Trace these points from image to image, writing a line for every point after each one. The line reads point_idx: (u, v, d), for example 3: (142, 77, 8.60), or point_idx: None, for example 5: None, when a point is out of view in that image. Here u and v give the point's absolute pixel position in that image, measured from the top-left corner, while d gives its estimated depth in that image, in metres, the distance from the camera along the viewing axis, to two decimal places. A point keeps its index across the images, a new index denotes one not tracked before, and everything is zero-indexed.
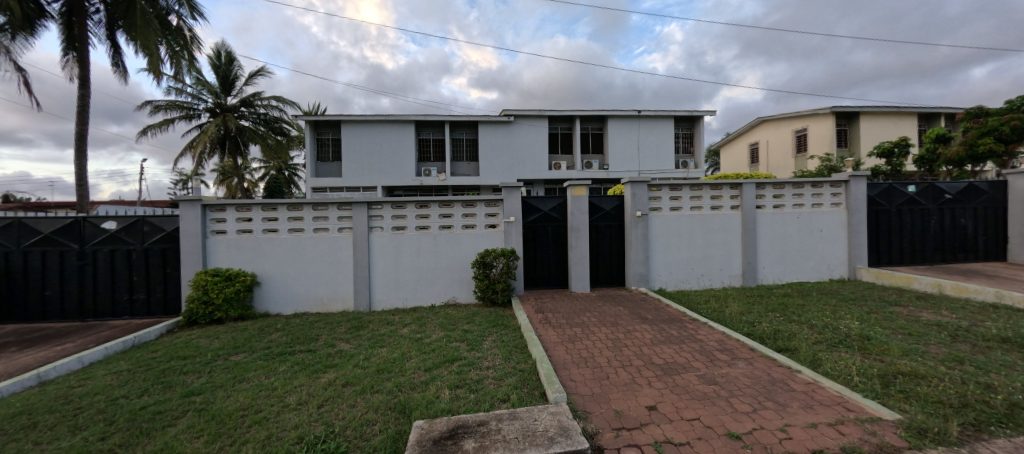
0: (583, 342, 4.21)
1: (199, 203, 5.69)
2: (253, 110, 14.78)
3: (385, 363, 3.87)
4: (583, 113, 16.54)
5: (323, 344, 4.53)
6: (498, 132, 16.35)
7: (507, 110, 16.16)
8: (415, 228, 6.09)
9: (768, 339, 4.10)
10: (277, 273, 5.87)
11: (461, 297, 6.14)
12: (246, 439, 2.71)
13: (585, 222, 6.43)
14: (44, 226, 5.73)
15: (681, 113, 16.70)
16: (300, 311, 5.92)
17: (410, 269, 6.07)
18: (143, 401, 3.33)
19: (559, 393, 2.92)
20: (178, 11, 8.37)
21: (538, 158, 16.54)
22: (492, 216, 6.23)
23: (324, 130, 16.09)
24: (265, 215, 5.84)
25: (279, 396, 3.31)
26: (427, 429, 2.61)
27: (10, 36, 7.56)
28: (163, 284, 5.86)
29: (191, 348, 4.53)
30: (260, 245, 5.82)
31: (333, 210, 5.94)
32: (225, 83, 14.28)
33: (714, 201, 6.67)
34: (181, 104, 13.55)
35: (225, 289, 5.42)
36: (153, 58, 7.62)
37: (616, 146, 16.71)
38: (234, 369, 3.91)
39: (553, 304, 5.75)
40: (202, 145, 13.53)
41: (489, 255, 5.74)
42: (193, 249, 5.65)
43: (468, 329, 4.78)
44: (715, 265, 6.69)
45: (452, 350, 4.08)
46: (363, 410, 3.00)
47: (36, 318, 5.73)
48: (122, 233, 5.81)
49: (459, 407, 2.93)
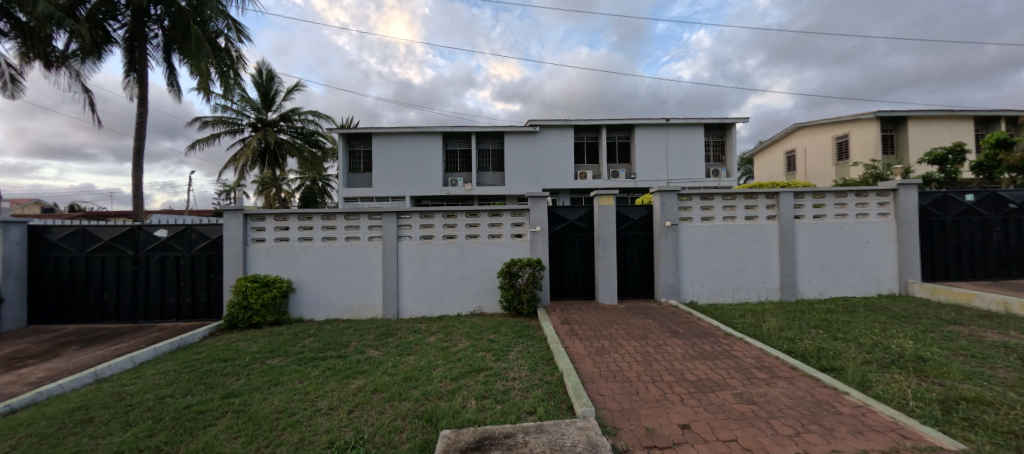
0: (611, 355, 4.12)
1: (241, 213, 6.01)
2: (291, 124, 15.62)
3: (413, 370, 3.91)
4: (609, 123, 16.44)
5: (353, 350, 4.64)
6: (523, 142, 16.44)
7: (534, 120, 16.25)
8: (442, 237, 6.18)
9: (811, 357, 3.86)
10: (311, 281, 6.08)
11: (487, 307, 6.15)
12: (281, 442, 2.82)
13: (612, 232, 6.33)
14: (105, 233, 6.23)
15: (711, 121, 16.31)
16: (331, 317, 6.09)
17: (437, 278, 6.15)
18: (188, 401, 3.52)
19: (587, 407, 2.86)
20: (227, 34, 8.96)
21: (564, 167, 16.46)
22: (518, 226, 6.25)
23: (356, 142, 16.72)
24: (301, 224, 6.09)
25: (311, 400, 3.41)
26: (454, 438, 2.62)
27: (80, 61, 8.36)
28: (206, 289, 6.19)
29: (231, 351, 4.75)
30: (296, 252, 6.08)
31: (364, 220, 6.13)
32: (266, 100, 15.13)
33: (748, 211, 6.42)
34: (226, 120, 14.44)
35: (263, 295, 5.67)
36: (202, 78, 8.21)
37: (643, 155, 16.44)
38: (270, 372, 4.07)
39: (580, 316, 5.64)
40: (244, 158, 14.34)
41: (515, 265, 5.74)
42: (235, 256, 5.96)
43: (494, 339, 4.77)
44: (750, 278, 6.41)
45: (478, 359, 4.09)
46: (391, 417, 3.05)
47: (95, 319, 6.19)
48: (172, 240, 6.21)
49: (485, 417, 2.93)
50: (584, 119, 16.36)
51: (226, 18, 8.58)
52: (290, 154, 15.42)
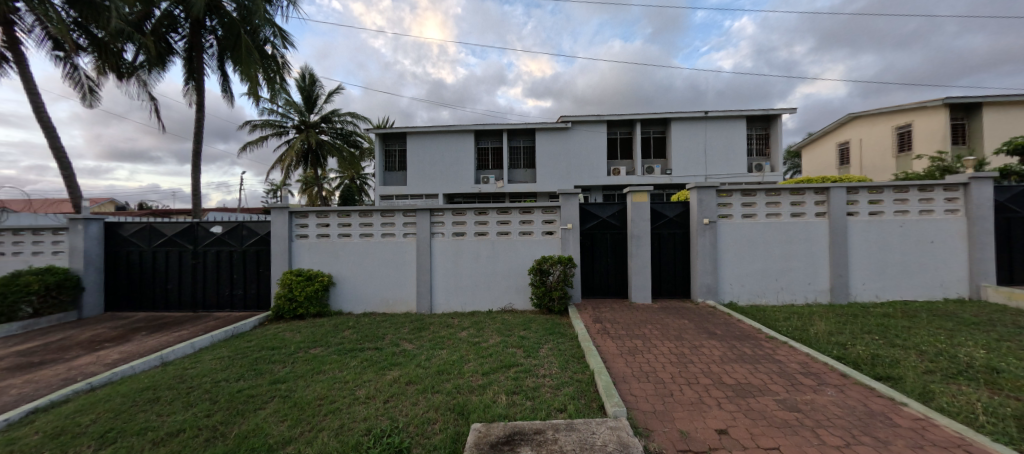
0: (645, 355, 4.02)
1: (286, 210, 6.37)
2: (331, 125, 16.37)
3: (445, 364, 4.01)
4: (644, 117, 15.96)
5: (389, 343, 4.82)
6: (555, 139, 16.31)
7: (565, 117, 16.07)
8: (474, 234, 6.27)
9: (864, 364, 3.59)
10: (350, 275, 6.37)
11: (518, 303, 6.19)
12: (322, 427, 2.99)
13: (646, 230, 6.16)
14: (169, 229, 6.81)
15: (754, 112, 15.45)
16: (369, 310, 6.35)
17: (469, 274, 6.25)
18: (240, 385, 3.80)
19: (619, 407, 2.81)
20: (273, 42, 9.50)
21: (597, 163, 16.18)
22: (549, 223, 6.23)
23: (391, 141, 17.25)
24: (341, 221, 6.39)
25: (350, 389, 3.58)
26: (484, 432, 2.67)
27: (147, 71, 9.17)
28: (256, 281, 6.64)
29: (278, 340, 5.08)
30: (336, 248, 6.38)
31: (399, 217, 6.33)
32: (309, 103, 15.92)
33: (794, 208, 6.05)
34: (273, 123, 15.34)
35: (307, 288, 6.00)
36: (252, 84, 8.76)
37: (680, 150, 15.86)
38: (313, 361, 4.31)
39: (612, 315, 5.54)
40: (289, 158, 15.19)
41: (546, 262, 5.73)
42: (281, 251, 6.34)
43: (525, 335, 4.80)
44: (796, 278, 6.04)
45: (509, 355, 4.12)
46: (425, 408, 3.16)
47: (161, 307, 6.80)
48: (226, 236, 6.69)
49: (515, 413, 2.96)
50: (617, 114, 15.99)
51: (272, 26, 9.09)
52: (331, 155, 16.16)
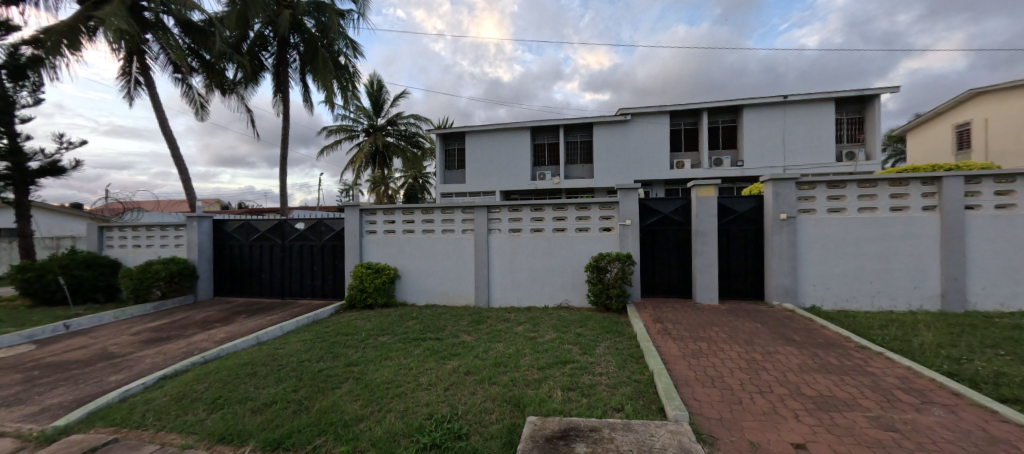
0: (710, 359, 3.79)
1: (358, 209, 6.92)
2: (396, 128, 17.42)
3: (502, 357, 4.12)
4: (711, 105, 14.88)
5: (449, 334, 5.06)
6: (613, 132, 15.81)
7: (624, 109, 15.51)
8: (530, 231, 6.33)
9: (985, 383, 3.06)
10: (413, 269, 6.76)
11: (575, 300, 6.13)
12: (390, 409, 3.25)
13: (713, 226, 5.77)
14: (263, 226, 7.74)
15: (845, 94, 13.69)
16: (431, 302, 6.69)
17: (525, 270, 6.33)
18: (321, 366, 4.24)
19: (680, 411, 2.69)
20: (346, 53, 10.35)
21: (659, 156, 15.41)
22: (606, 219, 6.09)
23: (451, 141, 17.90)
24: (405, 218, 6.80)
25: (413, 375, 3.83)
26: (540, 425, 2.71)
27: (245, 87, 10.46)
28: (333, 273, 7.31)
29: (352, 327, 5.56)
30: (401, 243, 6.81)
31: (458, 214, 6.58)
32: (377, 107, 17.09)
33: (894, 201, 5.29)
34: (346, 128, 16.70)
35: (376, 280, 6.48)
36: (328, 93, 9.63)
37: (754, 139, 14.53)
38: (381, 348, 4.67)
39: (674, 315, 5.28)
40: (360, 160, 16.45)
41: (603, 259, 5.61)
42: (354, 245, 6.92)
43: (581, 332, 4.76)
44: (896, 282, 5.28)
45: (564, 352, 4.12)
46: (482, 398, 3.28)
47: (257, 294, 7.77)
48: (308, 232, 7.46)
49: (571, 409, 2.96)
50: (681, 104, 15.08)
51: (345, 39, 9.91)
52: (396, 155, 17.21)
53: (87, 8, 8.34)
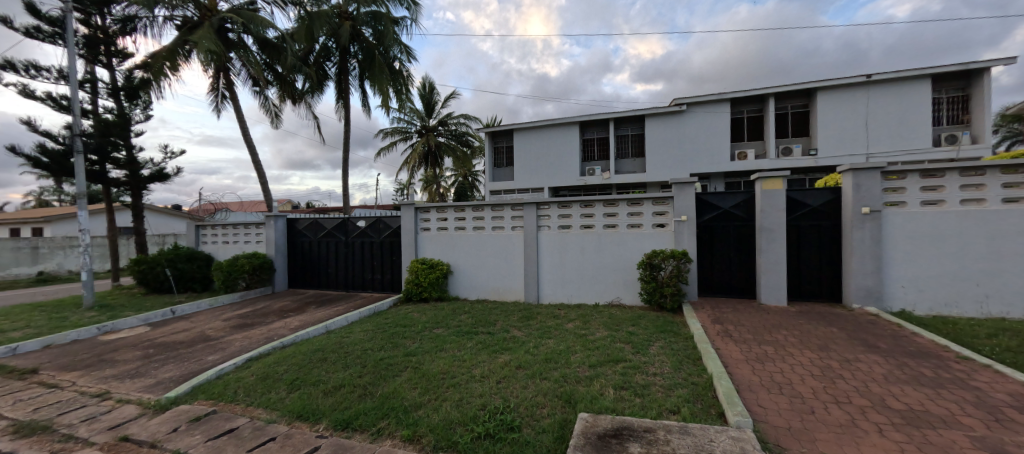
0: (778, 364, 3.53)
1: (413, 207, 7.27)
2: (447, 128, 18.00)
3: (552, 353, 4.16)
4: (779, 90, 13.67)
5: (500, 329, 5.18)
6: (666, 123, 15.10)
7: (679, 99, 14.75)
8: (580, 227, 6.27)
9: None
10: (465, 265, 6.99)
11: (626, 298, 5.99)
12: (446, 398, 3.41)
13: (780, 221, 5.34)
14: (329, 223, 8.40)
15: (946, 69, 11.93)
16: (482, 298, 6.88)
17: (574, 267, 6.29)
18: (382, 354, 4.55)
19: (742, 417, 2.56)
20: (400, 58, 10.88)
21: (718, 147, 14.48)
22: (660, 215, 5.87)
23: (499, 139, 18.14)
24: (457, 215, 7.03)
25: (467, 367, 3.99)
26: (591, 422, 2.72)
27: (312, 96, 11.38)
28: (391, 267, 7.77)
29: (409, 319, 5.89)
30: (453, 240, 7.06)
31: (507, 211, 6.70)
32: (428, 109, 17.77)
33: (1008, 191, 4.57)
34: (400, 130, 17.56)
35: (430, 275, 6.79)
36: (384, 97, 10.20)
37: (829, 124, 13.15)
38: (436, 340, 4.90)
39: (736, 317, 4.97)
40: (413, 160, 17.23)
41: (657, 257, 5.42)
42: (410, 242, 7.30)
43: (634, 331, 4.64)
44: (1010, 285, 4.56)
45: (616, 350, 4.05)
46: (534, 393, 3.33)
47: (325, 286, 8.47)
48: (369, 229, 7.98)
49: (623, 408, 2.93)
50: (744, 90, 14.02)
51: (399, 44, 10.42)
52: (447, 154, 17.80)
53: (185, 33, 9.52)
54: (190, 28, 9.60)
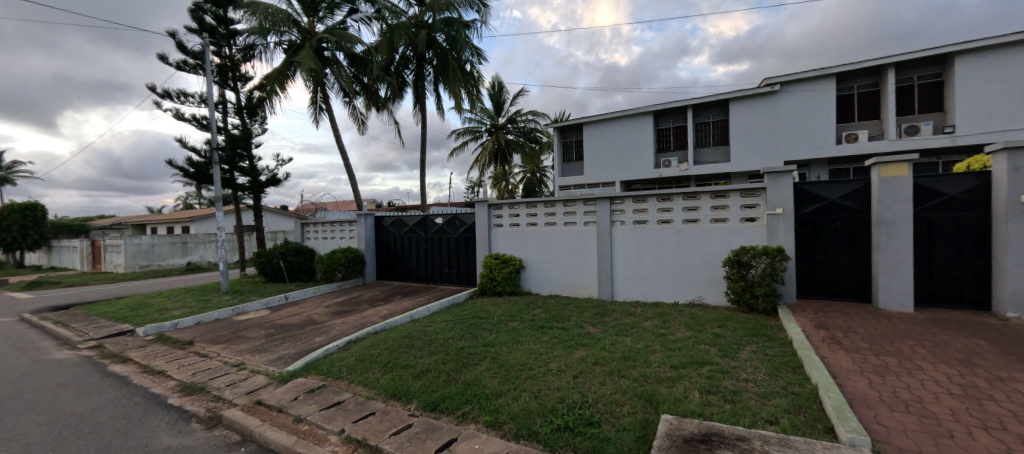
0: (902, 379, 3.06)
1: (486, 204, 7.55)
2: (515, 125, 18.29)
3: (630, 351, 4.06)
4: (901, 59, 11.69)
5: (574, 324, 5.19)
6: (754, 107, 13.69)
7: (770, 78, 13.30)
8: (657, 222, 6.01)
9: None
10: (537, 260, 7.10)
11: (710, 297, 5.61)
12: (524, 389, 3.54)
13: (905, 213, 4.58)
14: (411, 221, 9.08)
15: None
16: (554, 293, 6.93)
17: (651, 263, 6.05)
18: (463, 344, 4.84)
19: (858, 434, 2.28)
20: (471, 60, 11.29)
21: (818, 130, 12.76)
22: (749, 208, 5.39)
23: (568, 133, 17.95)
24: (529, 211, 7.16)
25: (544, 360, 4.08)
26: (676, 425, 2.63)
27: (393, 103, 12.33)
28: (467, 262, 8.17)
29: (485, 312, 6.15)
30: (525, 236, 7.21)
31: (579, 206, 6.65)
32: (497, 107, 18.20)
33: None
34: (471, 129, 18.24)
35: (504, 269, 7.02)
36: (457, 99, 10.69)
37: (971, 95, 10.91)
38: (512, 333, 5.06)
39: (844, 322, 4.40)
40: (483, 158, 17.82)
41: (747, 253, 5.00)
42: (484, 238, 7.60)
43: (720, 333, 4.35)
44: None
45: (701, 352, 3.84)
46: (612, 390, 3.31)
47: (408, 278, 9.19)
48: (446, 225, 8.47)
49: (712, 413, 2.77)
50: (853, 63, 12.21)
51: (471, 47, 10.81)
52: (515, 151, 18.10)
53: (291, 56, 10.88)
54: (295, 50, 10.93)
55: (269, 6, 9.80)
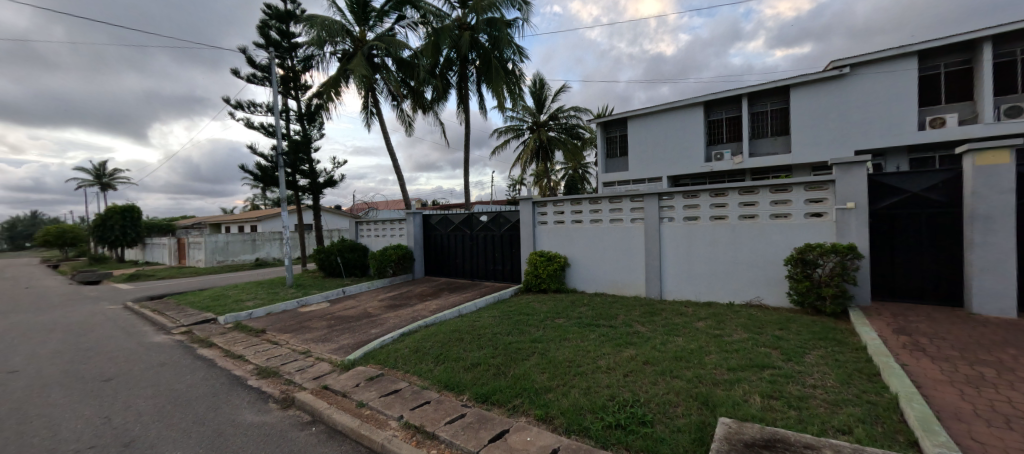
0: (1003, 392, 2.74)
1: (531, 202, 7.62)
2: (557, 122, 18.19)
3: (683, 351, 3.96)
4: (1000, 31, 10.33)
5: (622, 323, 5.12)
6: (818, 92, 12.63)
7: (837, 61, 12.20)
8: (710, 219, 5.76)
9: None
10: (583, 257, 7.06)
11: (769, 298, 5.31)
12: (573, 385, 3.56)
13: (1006, 207, 4.06)
14: (457, 219, 9.36)
15: None
16: (600, 290, 6.86)
17: (703, 261, 5.82)
18: (511, 339, 4.95)
19: (948, 450, 2.08)
20: (514, 59, 11.38)
21: (896, 115, 11.53)
22: (815, 203, 5.03)
23: (611, 128, 17.56)
24: (574, 208, 7.14)
25: (592, 358, 4.08)
26: (735, 429, 2.54)
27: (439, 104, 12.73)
28: (511, 259, 8.29)
29: (531, 309, 6.23)
30: (570, 233, 7.20)
31: (626, 203, 6.53)
32: (539, 105, 18.19)
33: None
34: (513, 128, 18.37)
35: (549, 267, 7.07)
36: (500, 98, 10.83)
37: None
38: (559, 330, 5.09)
39: (929, 327, 3.99)
40: (525, 156, 17.90)
41: (812, 251, 4.67)
42: (529, 235, 7.67)
43: (782, 336, 4.11)
44: None
45: (761, 355, 3.65)
46: (665, 390, 3.25)
47: (455, 274, 9.49)
48: (491, 223, 8.65)
49: (775, 419, 2.65)
50: (940, 39, 10.93)
51: (513, 46, 10.91)
52: (557, 148, 17.99)
53: (345, 64, 11.56)
54: (348, 59, 11.60)
55: (326, 18, 10.50)
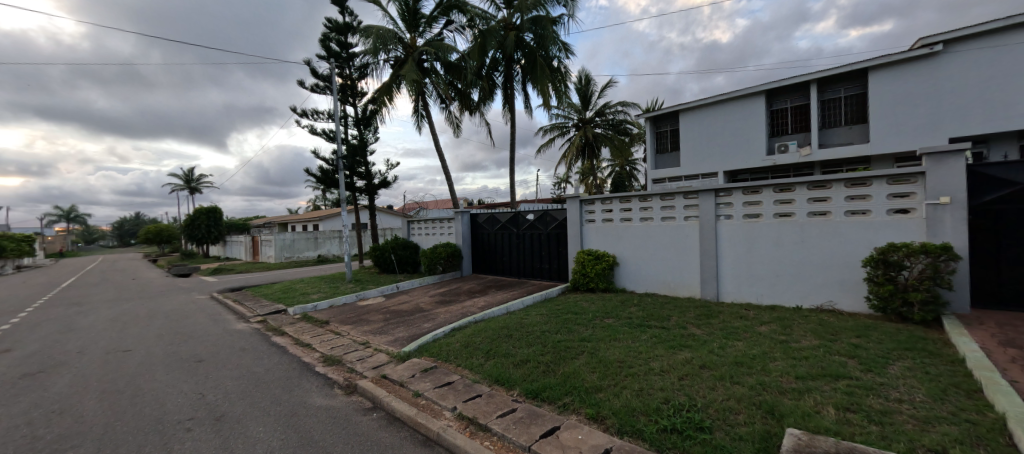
0: None
1: (578, 200, 7.56)
2: (604, 117, 17.83)
3: (743, 357, 3.75)
4: None
5: (675, 324, 4.96)
6: (903, 74, 11.27)
7: (928, 37, 10.79)
8: (773, 216, 5.39)
9: None
10: (632, 256, 6.89)
11: (843, 303, 4.87)
12: (625, 386, 3.52)
13: None
14: (504, 217, 9.51)
15: None
16: (650, 290, 6.65)
17: (766, 262, 5.46)
18: (559, 337, 4.96)
19: None
20: (559, 56, 11.29)
21: (1003, 95, 10.01)
22: (900, 198, 4.53)
23: (661, 122, 16.88)
24: (623, 206, 6.99)
25: (644, 359, 3.99)
26: (806, 442, 2.38)
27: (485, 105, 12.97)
28: (558, 257, 8.28)
29: (578, 308, 6.20)
30: (619, 231, 7.06)
31: (679, 200, 6.28)
32: (585, 101, 17.93)
33: None
34: (558, 125, 18.27)
35: (597, 266, 6.98)
36: (545, 96, 10.82)
37: None
38: (608, 330, 5.02)
39: None
40: (570, 153, 17.73)
41: (897, 252, 4.21)
42: (576, 233, 7.62)
43: (860, 344, 3.76)
44: None
45: (834, 364, 3.37)
46: (724, 396, 3.11)
47: (502, 272, 9.66)
48: (537, 222, 8.69)
49: (852, 434, 2.45)
50: None
51: (559, 43, 10.83)
52: (603, 145, 17.62)
53: (397, 70, 12.12)
54: (400, 65, 12.14)
55: (380, 28, 11.08)
